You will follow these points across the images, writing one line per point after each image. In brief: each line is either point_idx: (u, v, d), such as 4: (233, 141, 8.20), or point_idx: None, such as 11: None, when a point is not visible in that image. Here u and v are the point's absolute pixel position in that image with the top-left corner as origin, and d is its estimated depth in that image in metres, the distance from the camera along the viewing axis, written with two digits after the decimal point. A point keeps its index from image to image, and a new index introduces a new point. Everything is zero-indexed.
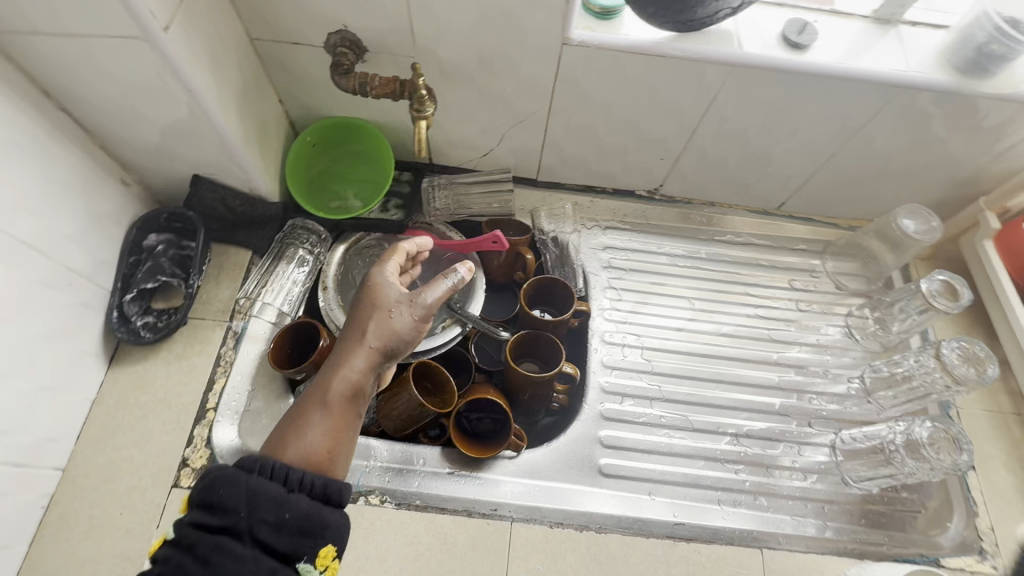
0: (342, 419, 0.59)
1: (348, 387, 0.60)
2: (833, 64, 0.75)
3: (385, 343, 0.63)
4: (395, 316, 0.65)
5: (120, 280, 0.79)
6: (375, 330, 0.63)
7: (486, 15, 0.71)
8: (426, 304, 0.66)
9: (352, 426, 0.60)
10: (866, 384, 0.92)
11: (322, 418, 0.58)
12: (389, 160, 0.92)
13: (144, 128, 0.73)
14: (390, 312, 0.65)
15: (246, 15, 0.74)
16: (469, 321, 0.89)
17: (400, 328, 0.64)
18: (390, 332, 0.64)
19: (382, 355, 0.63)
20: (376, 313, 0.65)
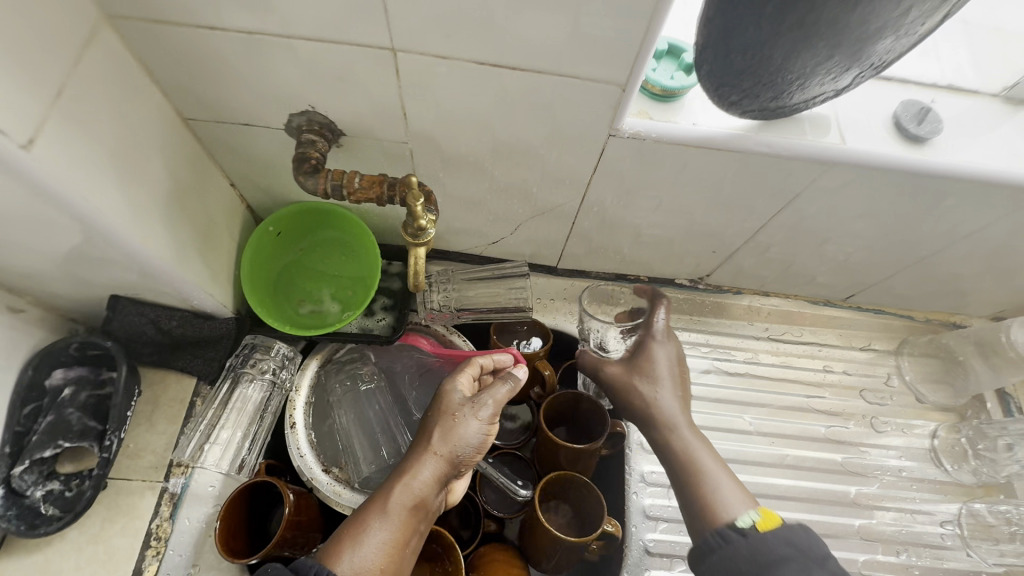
0: (401, 534, 0.53)
1: (410, 498, 0.55)
2: (964, 163, 0.58)
3: (450, 453, 0.57)
4: (462, 423, 0.58)
5: (10, 444, 0.59)
6: (441, 434, 0.58)
7: (507, 102, 0.52)
8: (494, 411, 0.59)
9: (412, 543, 0.54)
10: (962, 530, 0.76)
11: (383, 529, 0.53)
12: (374, 258, 0.72)
13: (28, 254, 0.52)
14: (459, 415, 0.58)
15: (173, 93, 0.54)
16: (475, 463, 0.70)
17: (470, 435, 0.57)
18: (459, 439, 0.57)
19: (449, 464, 0.57)
20: (446, 415, 0.59)
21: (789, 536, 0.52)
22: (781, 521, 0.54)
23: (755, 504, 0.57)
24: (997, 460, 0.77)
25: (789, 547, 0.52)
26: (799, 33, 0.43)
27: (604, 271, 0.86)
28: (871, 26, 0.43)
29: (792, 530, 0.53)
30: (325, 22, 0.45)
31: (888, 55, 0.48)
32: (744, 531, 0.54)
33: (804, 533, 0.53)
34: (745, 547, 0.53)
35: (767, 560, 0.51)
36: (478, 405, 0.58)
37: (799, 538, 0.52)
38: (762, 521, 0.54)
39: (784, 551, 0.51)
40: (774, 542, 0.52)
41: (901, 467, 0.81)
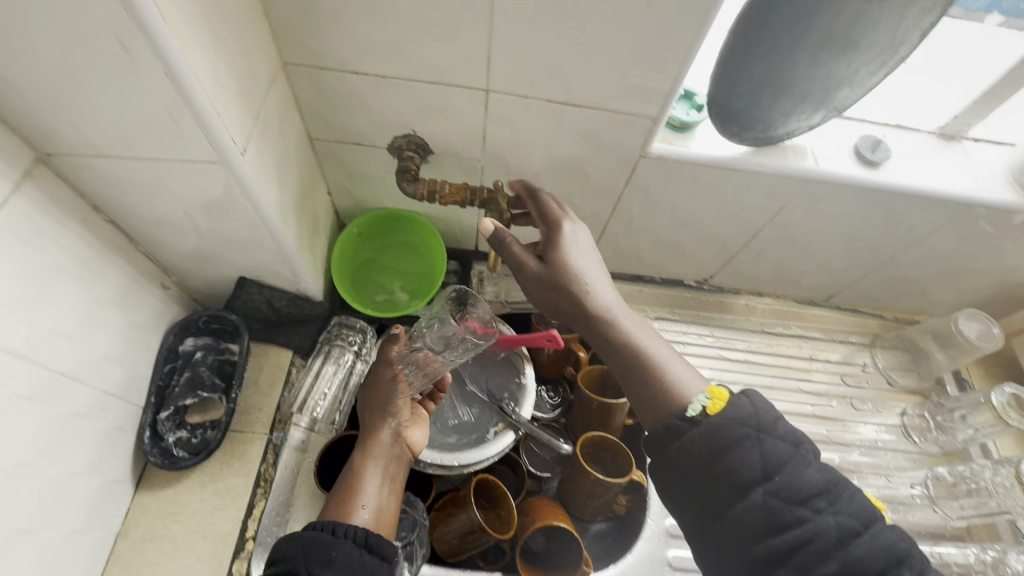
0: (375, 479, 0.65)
1: (372, 455, 0.67)
2: (909, 183, 0.75)
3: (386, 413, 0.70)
4: (386, 393, 0.72)
5: (155, 394, 0.72)
6: (375, 408, 0.71)
7: (566, 129, 0.69)
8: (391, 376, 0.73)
9: (389, 485, 0.66)
10: (930, 491, 0.91)
11: (363, 483, 0.64)
12: (439, 256, 0.88)
13: (195, 237, 0.67)
14: (378, 388, 0.73)
15: (309, 118, 0.71)
16: (522, 425, 0.82)
17: (391, 394, 0.71)
18: (386, 403, 0.71)
19: (391, 419, 0.70)
20: (369, 396, 0.73)
21: (737, 414, 0.53)
22: (730, 398, 0.54)
23: (703, 381, 0.57)
24: (954, 429, 0.93)
25: (744, 426, 0.52)
26: (782, 81, 0.62)
27: (624, 272, 1.02)
28: (829, 80, 0.62)
29: (737, 404, 0.54)
30: (442, 69, 0.62)
31: (845, 102, 0.66)
32: (699, 420, 0.53)
33: (748, 402, 0.54)
34: (700, 437, 0.53)
35: (723, 448, 0.52)
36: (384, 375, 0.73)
37: (744, 412, 0.53)
38: (712, 403, 0.54)
39: (740, 429, 0.52)
40: (725, 424, 0.52)
41: (878, 439, 0.96)
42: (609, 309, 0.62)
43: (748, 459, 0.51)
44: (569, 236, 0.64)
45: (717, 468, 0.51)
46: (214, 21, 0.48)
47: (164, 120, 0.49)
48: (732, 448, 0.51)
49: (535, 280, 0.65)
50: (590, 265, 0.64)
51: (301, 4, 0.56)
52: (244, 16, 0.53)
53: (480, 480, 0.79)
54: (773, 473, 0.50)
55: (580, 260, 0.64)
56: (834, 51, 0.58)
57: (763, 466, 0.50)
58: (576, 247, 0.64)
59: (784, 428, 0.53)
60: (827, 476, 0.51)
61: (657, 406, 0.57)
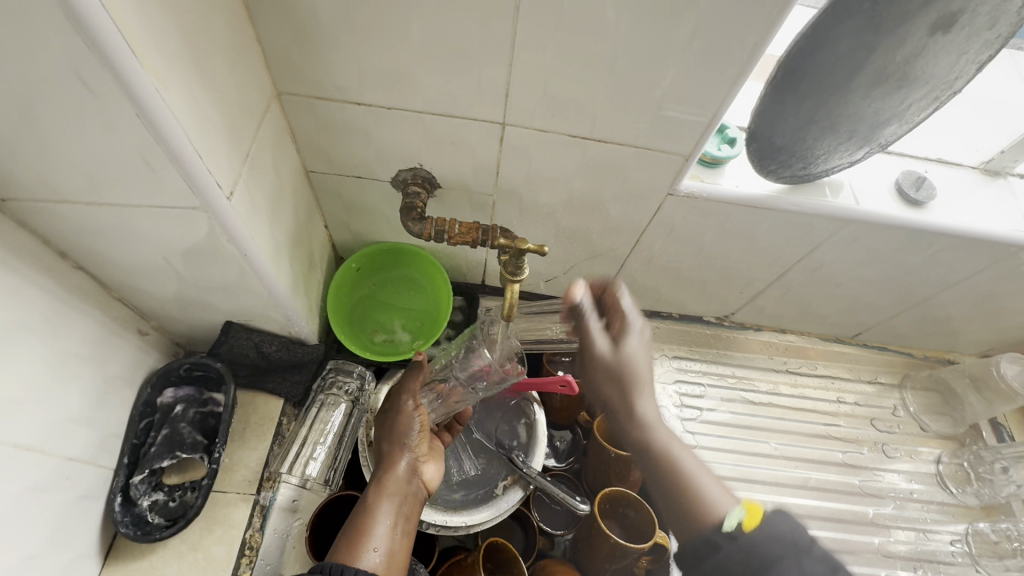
0: (389, 514, 0.57)
1: (386, 489, 0.59)
2: (956, 224, 0.70)
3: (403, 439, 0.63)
4: (404, 418, 0.65)
5: (129, 454, 0.65)
6: (392, 434, 0.64)
7: (588, 165, 0.64)
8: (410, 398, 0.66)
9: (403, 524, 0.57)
10: (971, 548, 0.85)
11: (375, 521, 0.56)
12: (445, 293, 0.81)
13: (175, 282, 0.60)
14: (395, 415, 0.65)
15: (306, 150, 0.65)
16: (534, 482, 0.73)
17: (411, 422, 0.65)
18: (403, 432, 0.64)
19: (409, 450, 0.63)
20: (385, 423, 0.66)
21: (774, 530, 0.50)
22: (765, 515, 0.51)
23: (737, 499, 0.54)
24: (996, 482, 0.87)
25: (782, 543, 0.49)
26: (829, 118, 0.57)
27: (641, 307, 0.96)
28: (880, 116, 0.56)
29: (773, 519, 0.50)
30: (456, 101, 0.57)
31: (890, 139, 0.61)
32: (735, 534, 0.50)
33: (784, 522, 0.51)
34: (739, 553, 0.49)
35: (765, 563, 0.47)
36: (402, 401, 0.66)
37: (779, 530, 0.50)
38: (747, 519, 0.51)
39: (779, 551, 0.48)
40: (763, 541, 0.49)
41: (912, 490, 0.90)
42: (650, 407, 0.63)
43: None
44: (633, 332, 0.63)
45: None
46: (198, 53, 0.41)
47: (139, 166, 0.42)
48: (774, 566, 0.47)
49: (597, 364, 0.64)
50: (645, 368, 0.63)
51: (300, 31, 0.50)
52: (234, 45, 0.47)
53: (489, 543, 0.71)
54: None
55: (639, 350, 0.63)
56: (889, 88, 0.53)
57: None
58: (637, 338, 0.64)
59: (821, 548, 0.49)
60: None
61: (688, 523, 0.53)
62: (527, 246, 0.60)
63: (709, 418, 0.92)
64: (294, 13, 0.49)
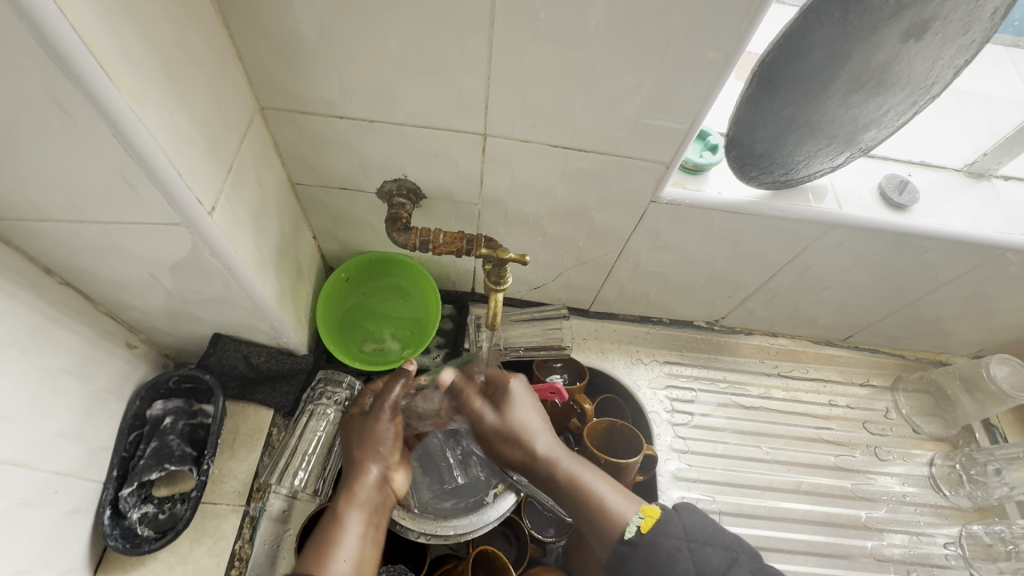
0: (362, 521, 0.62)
1: (355, 500, 0.63)
2: (939, 227, 0.70)
3: (375, 449, 0.68)
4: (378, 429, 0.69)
5: (118, 467, 0.65)
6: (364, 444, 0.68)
7: (570, 173, 0.64)
8: (388, 407, 0.70)
9: (372, 531, 0.63)
10: (964, 551, 0.84)
11: (344, 531, 0.61)
12: (434, 302, 0.81)
13: (161, 296, 0.61)
14: (373, 423, 0.70)
15: (291, 163, 0.65)
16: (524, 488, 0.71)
17: (385, 433, 0.70)
18: (376, 442, 0.68)
19: (378, 461, 0.67)
20: (360, 428, 0.70)
21: (668, 528, 0.57)
22: (660, 514, 0.58)
23: (638, 504, 0.61)
24: (988, 484, 0.87)
25: (675, 538, 0.56)
26: (807, 125, 0.57)
27: (631, 313, 0.96)
28: (858, 122, 0.57)
29: (667, 518, 0.58)
30: (436, 113, 0.57)
31: (871, 144, 0.62)
32: (634, 541, 0.57)
33: (679, 517, 0.58)
34: (639, 558, 0.56)
35: (661, 563, 0.55)
36: (380, 408, 0.70)
37: (674, 525, 0.57)
38: (644, 522, 0.58)
39: (673, 542, 0.56)
40: (658, 539, 0.56)
41: (905, 493, 0.90)
42: (546, 450, 0.71)
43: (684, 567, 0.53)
44: (513, 400, 0.74)
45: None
46: (173, 73, 0.42)
47: (118, 185, 0.43)
48: (669, 560, 0.54)
49: (493, 434, 0.74)
50: (533, 420, 0.73)
51: (280, 48, 0.51)
52: (213, 63, 0.48)
53: (478, 551, 0.71)
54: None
55: (521, 410, 0.74)
56: (867, 93, 0.53)
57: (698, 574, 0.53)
58: (516, 400, 0.74)
59: (713, 531, 0.56)
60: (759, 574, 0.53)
61: (603, 535, 0.61)
62: (509, 256, 0.63)
63: (701, 423, 0.91)
64: (273, 30, 0.49)
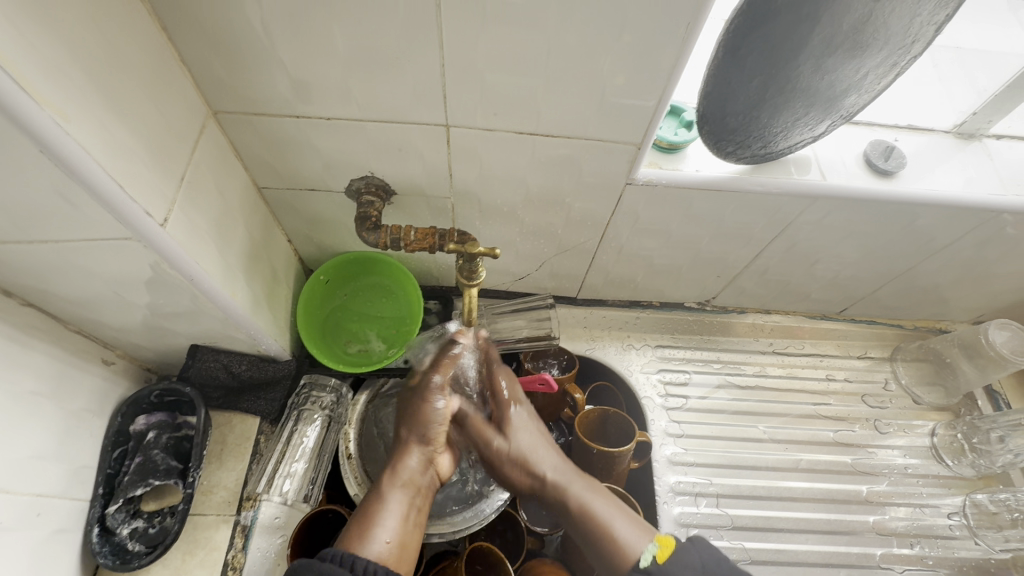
0: (407, 503, 0.62)
1: (399, 480, 0.64)
2: (928, 192, 0.67)
3: (427, 432, 0.68)
4: (434, 410, 0.69)
5: (103, 484, 0.65)
6: (415, 424, 0.68)
7: (540, 160, 0.62)
8: (439, 388, 0.70)
9: (417, 518, 0.62)
10: (969, 520, 0.83)
11: (385, 510, 0.60)
12: (417, 299, 0.80)
13: (130, 312, 0.60)
14: (421, 402, 0.69)
15: (254, 168, 0.64)
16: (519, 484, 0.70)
17: (433, 414, 0.69)
18: (429, 420, 0.68)
19: (422, 445, 0.67)
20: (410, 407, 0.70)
21: (686, 559, 0.56)
22: (675, 545, 0.58)
23: (651, 533, 0.61)
24: (992, 452, 0.85)
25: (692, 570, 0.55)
26: (781, 95, 0.55)
27: (619, 298, 0.94)
28: (834, 87, 0.54)
29: (686, 549, 0.57)
30: (395, 106, 0.55)
31: (852, 109, 0.59)
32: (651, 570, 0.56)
33: (695, 548, 0.57)
34: None
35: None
36: (429, 386, 0.70)
37: (691, 555, 0.56)
38: (660, 552, 0.58)
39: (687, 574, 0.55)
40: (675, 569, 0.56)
41: (907, 465, 0.88)
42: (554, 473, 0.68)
43: None
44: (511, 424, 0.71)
45: None
46: (101, 85, 0.40)
47: (60, 202, 0.42)
48: None
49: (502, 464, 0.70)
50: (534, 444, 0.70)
51: (223, 49, 0.49)
52: (152, 69, 0.46)
53: (474, 546, 0.68)
54: None
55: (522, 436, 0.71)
56: (840, 57, 0.51)
57: None
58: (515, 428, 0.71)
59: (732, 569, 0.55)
60: None
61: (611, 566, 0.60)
62: (479, 250, 0.62)
63: (695, 405, 0.90)
64: (214, 32, 0.48)
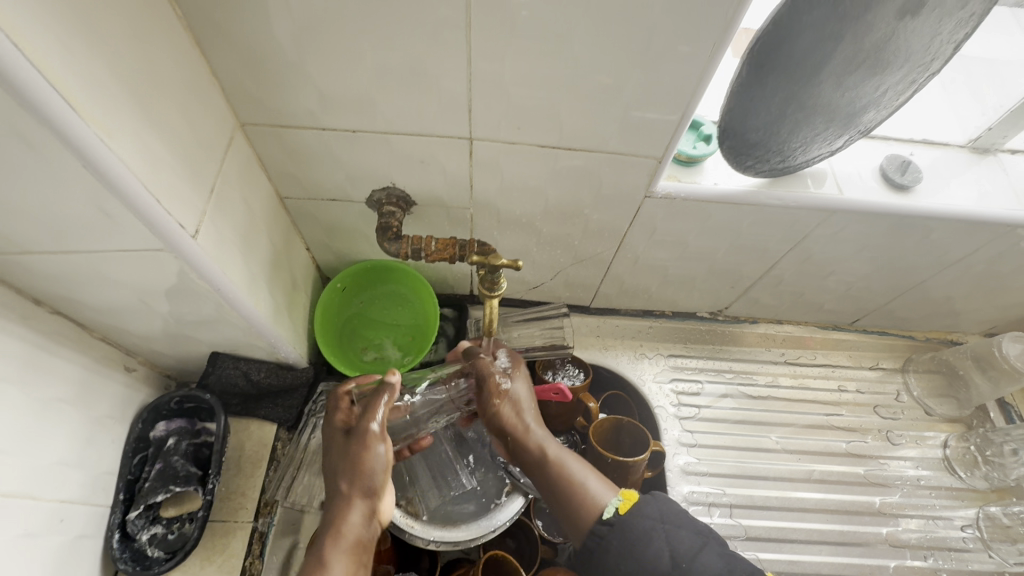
0: (352, 567, 0.53)
1: (342, 541, 0.54)
2: (944, 206, 0.68)
3: (368, 481, 0.57)
4: (373, 456, 0.58)
5: (124, 490, 0.65)
6: (350, 474, 0.57)
7: (560, 172, 0.63)
8: (376, 432, 0.59)
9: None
10: (982, 533, 0.83)
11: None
12: (433, 307, 0.80)
13: (154, 320, 0.60)
14: (359, 448, 0.58)
15: (277, 178, 0.65)
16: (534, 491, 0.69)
17: (374, 461, 0.58)
18: (368, 469, 0.57)
19: (366, 496, 0.57)
20: (343, 452, 0.59)
21: (646, 510, 0.57)
22: (638, 498, 0.59)
23: (615, 489, 0.61)
24: (1006, 465, 0.85)
25: (650, 519, 0.56)
26: (801, 111, 0.55)
27: (632, 308, 0.94)
28: (855, 103, 0.55)
29: (645, 501, 0.58)
30: (420, 119, 0.56)
31: (870, 125, 0.60)
32: (612, 520, 0.57)
33: (656, 502, 0.58)
34: (616, 537, 0.56)
35: (636, 545, 0.55)
36: (365, 429, 0.59)
37: (652, 507, 0.58)
38: (623, 504, 0.59)
39: (646, 524, 0.56)
40: (635, 520, 0.57)
41: (920, 477, 0.89)
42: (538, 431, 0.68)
43: (656, 550, 0.54)
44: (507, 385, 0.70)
45: (631, 568, 0.54)
46: (139, 99, 0.41)
47: (96, 214, 0.42)
48: (641, 543, 0.55)
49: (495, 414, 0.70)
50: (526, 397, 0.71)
51: (253, 63, 0.50)
52: (187, 83, 0.47)
53: (489, 555, 0.68)
54: (680, 561, 0.53)
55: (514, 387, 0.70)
56: (862, 74, 0.51)
57: (670, 556, 0.53)
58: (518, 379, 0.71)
59: (689, 520, 0.56)
60: (729, 563, 0.52)
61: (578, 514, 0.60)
62: (501, 262, 0.62)
63: (707, 415, 0.90)
64: (247, 47, 0.49)
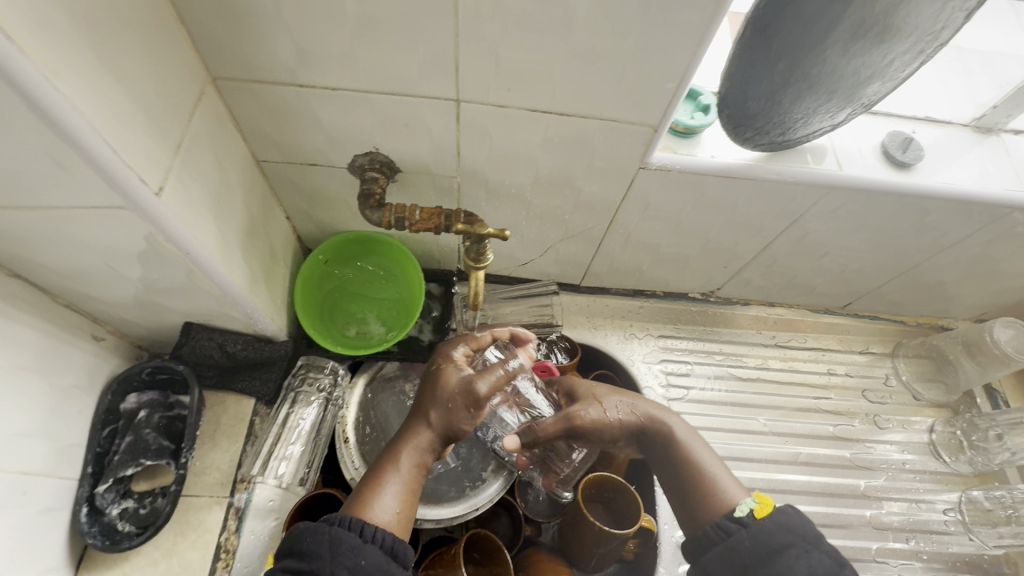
0: (412, 481, 0.54)
1: (415, 456, 0.56)
2: (944, 186, 0.66)
3: (453, 421, 0.58)
4: (467, 401, 0.58)
5: (92, 463, 0.63)
6: (444, 405, 0.58)
7: (552, 140, 0.60)
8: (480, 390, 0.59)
9: (416, 498, 0.55)
10: (964, 516, 0.84)
11: (393, 481, 0.53)
12: (417, 279, 0.77)
13: (122, 286, 0.57)
14: (460, 389, 0.59)
15: (253, 140, 0.61)
16: None
17: (463, 406, 0.58)
18: (459, 411, 0.58)
19: (447, 430, 0.58)
20: (446, 384, 0.59)
21: (784, 521, 0.53)
22: (775, 505, 0.55)
23: (748, 492, 0.59)
24: (990, 449, 0.85)
25: (789, 533, 0.52)
26: (806, 80, 0.53)
27: (623, 287, 0.93)
28: (860, 73, 0.52)
29: (784, 512, 0.54)
30: (405, 78, 0.53)
31: (875, 98, 0.57)
32: (745, 521, 0.55)
33: (794, 515, 0.54)
34: (748, 538, 0.53)
35: (770, 551, 0.51)
36: (475, 382, 0.59)
37: (790, 520, 0.54)
38: (761, 509, 0.55)
39: (785, 538, 0.52)
40: (773, 529, 0.53)
41: (905, 460, 0.89)
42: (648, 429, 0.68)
43: (793, 565, 0.50)
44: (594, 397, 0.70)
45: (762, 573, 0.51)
46: (94, 40, 0.38)
47: (48, 164, 0.39)
48: (777, 552, 0.51)
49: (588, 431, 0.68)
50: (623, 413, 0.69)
51: (224, 10, 0.47)
52: (150, 27, 0.43)
53: (471, 533, 0.66)
54: None
55: (607, 399, 0.69)
56: (870, 43, 0.49)
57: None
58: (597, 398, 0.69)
59: (827, 544, 0.52)
60: None
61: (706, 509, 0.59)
62: (487, 231, 0.60)
63: (696, 396, 0.89)
64: None
